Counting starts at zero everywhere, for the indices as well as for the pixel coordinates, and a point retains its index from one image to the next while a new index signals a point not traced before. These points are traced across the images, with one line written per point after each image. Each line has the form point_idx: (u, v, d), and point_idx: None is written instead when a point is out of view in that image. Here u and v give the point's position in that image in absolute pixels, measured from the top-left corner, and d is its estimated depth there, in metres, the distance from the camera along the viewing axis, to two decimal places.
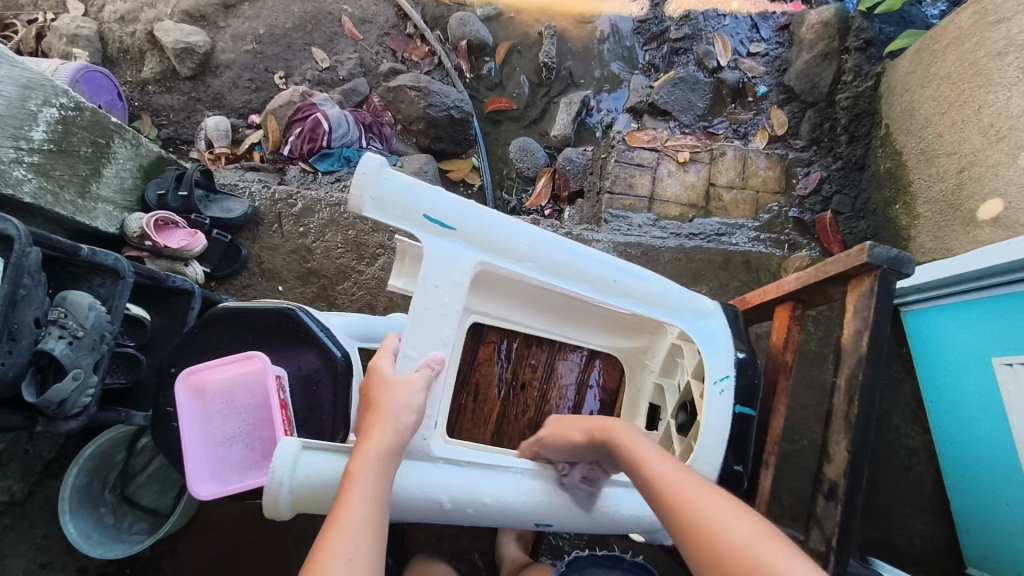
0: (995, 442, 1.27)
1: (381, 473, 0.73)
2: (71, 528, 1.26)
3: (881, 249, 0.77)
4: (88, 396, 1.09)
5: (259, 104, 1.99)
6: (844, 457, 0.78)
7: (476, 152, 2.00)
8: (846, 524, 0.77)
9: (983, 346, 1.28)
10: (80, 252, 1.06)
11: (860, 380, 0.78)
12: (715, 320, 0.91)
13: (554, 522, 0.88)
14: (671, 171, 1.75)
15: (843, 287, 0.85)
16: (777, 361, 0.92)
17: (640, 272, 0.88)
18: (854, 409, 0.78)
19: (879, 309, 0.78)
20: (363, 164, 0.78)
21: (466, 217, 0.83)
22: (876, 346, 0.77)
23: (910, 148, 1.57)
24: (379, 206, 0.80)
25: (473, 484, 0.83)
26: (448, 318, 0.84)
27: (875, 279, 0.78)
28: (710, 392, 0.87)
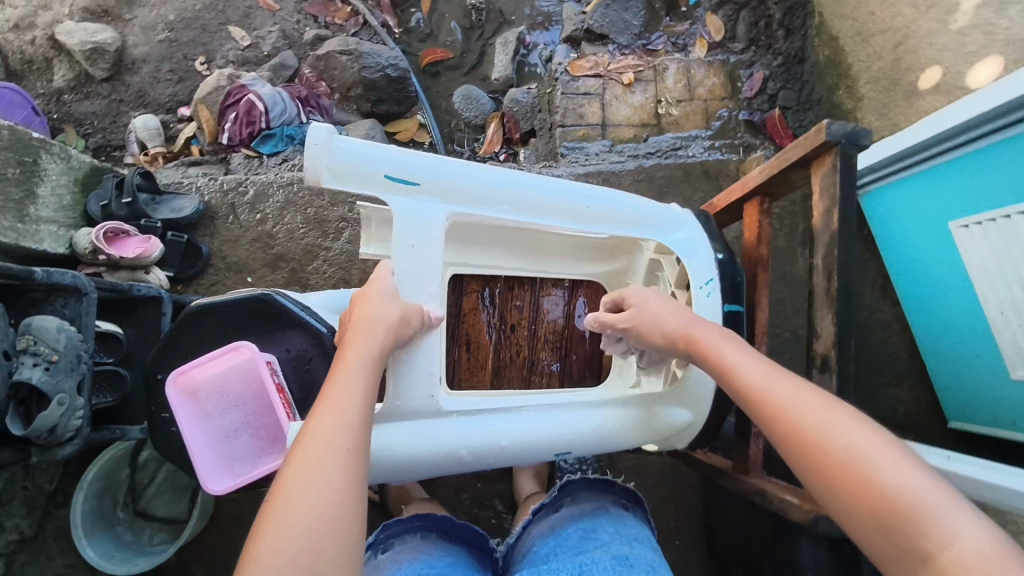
0: (962, 300, 1.34)
1: (374, 362, 0.74)
2: (90, 551, 1.26)
3: (837, 125, 0.77)
4: (79, 418, 1.07)
5: (186, 95, 1.90)
6: (831, 331, 0.81)
7: (420, 108, 1.95)
8: (842, 391, 0.81)
9: (938, 212, 1.34)
10: (33, 275, 1.01)
11: (835, 256, 0.80)
12: (692, 227, 0.94)
13: (572, 450, 0.91)
14: (618, 94, 1.74)
15: (805, 170, 0.86)
16: (753, 256, 0.94)
17: (610, 193, 0.90)
18: (833, 285, 0.80)
19: (843, 183, 0.80)
20: (312, 135, 0.75)
21: (429, 171, 0.82)
22: (846, 220, 0.79)
23: (845, 31, 1.59)
24: (336, 176, 0.78)
25: (488, 432, 0.86)
26: (432, 275, 0.85)
27: (835, 155, 0.79)
28: (698, 295, 0.91)
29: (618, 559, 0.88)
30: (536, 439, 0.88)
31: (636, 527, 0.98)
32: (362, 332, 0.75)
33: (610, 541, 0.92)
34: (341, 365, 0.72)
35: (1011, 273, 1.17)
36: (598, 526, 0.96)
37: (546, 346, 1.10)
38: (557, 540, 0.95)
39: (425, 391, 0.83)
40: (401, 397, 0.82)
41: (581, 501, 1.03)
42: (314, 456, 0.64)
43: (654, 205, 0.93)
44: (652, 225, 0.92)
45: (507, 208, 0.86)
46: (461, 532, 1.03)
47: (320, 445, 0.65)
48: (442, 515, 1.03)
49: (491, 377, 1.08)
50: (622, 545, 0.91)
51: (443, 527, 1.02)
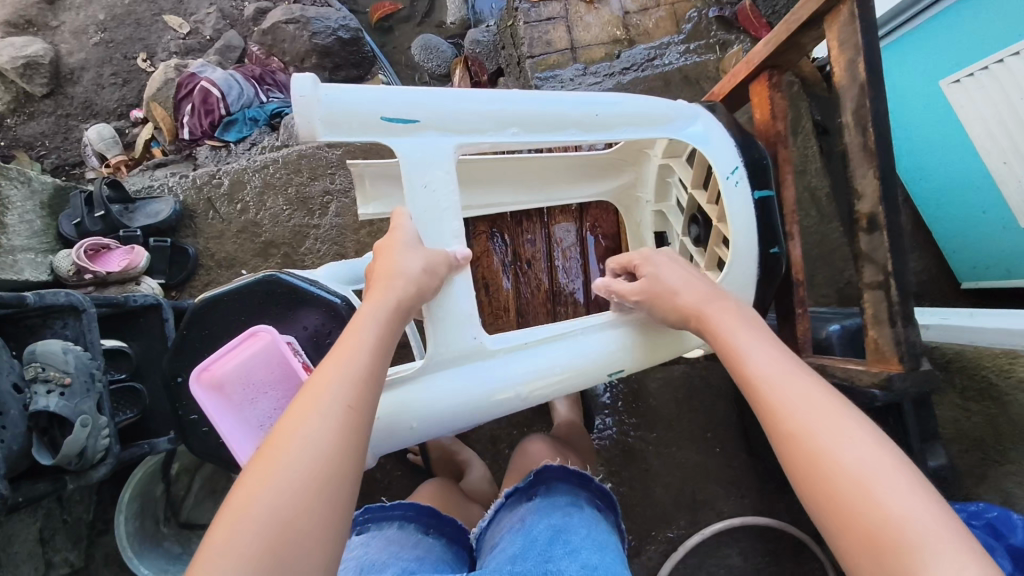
0: (965, 156, 1.32)
1: (389, 321, 0.70)
2: (144, 569, 1.23)
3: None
4: (106, 437, 1.04)
5: (135, 97, 1.81)
6: (874, 187, 0.79)
7: (380, 69, 1.87)
8: (896, 245, 0.78)
9: (932, 71, 1.31)
10: (26, 300, 0.96)
11: (868, 107, 0.77)
12: (707, 117, 0.89)
13: (624, 367, 0.89)
14: (583, 13, 1.66)
15: (816, 28, 0.83)
16: (771, 135, 0.91)
17: (618, 96, 0.84)
18: (871, 138, 0.77)
19: (865, 30, 0.76)
20: (296, 85, 0.70)
21: (426, 103, 0.76)
22: (873, 68, 0.76)
23: None
24: (331, 127, 0.72)
25: (537, 362, 0.83)
26: (451, 213, 0.81)
27: (853, 3, 0.76)
28: (726, 186, 0.85)
29: (586, 565, 0.77)
30: (585, 363, 0.85)
31: (607, 534, 0.88)
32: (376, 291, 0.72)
33: (581, 545, 0.81)
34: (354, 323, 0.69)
35: (1009, 117, 1.16)
36: (570, 528, 0.85)
37: (565, 276, 1.08)
38: (525, 534, 0.85)
39: (465, 335, 0.80)
40: (445, 342, 0.80)
41: (556, 495, 0.92)
42: (303, 411, 0.60)
43: (666, 101, 0.87)
44: (666, 122, 0.87)
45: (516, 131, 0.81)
46: (440, 524, 0.96)
47: (310, 404, 0.61)
48: (428, 506, 0.97)
49: (516, 317, 1.06)
50: (593, 552, 0.80)
51: (426, 520, 0.95)
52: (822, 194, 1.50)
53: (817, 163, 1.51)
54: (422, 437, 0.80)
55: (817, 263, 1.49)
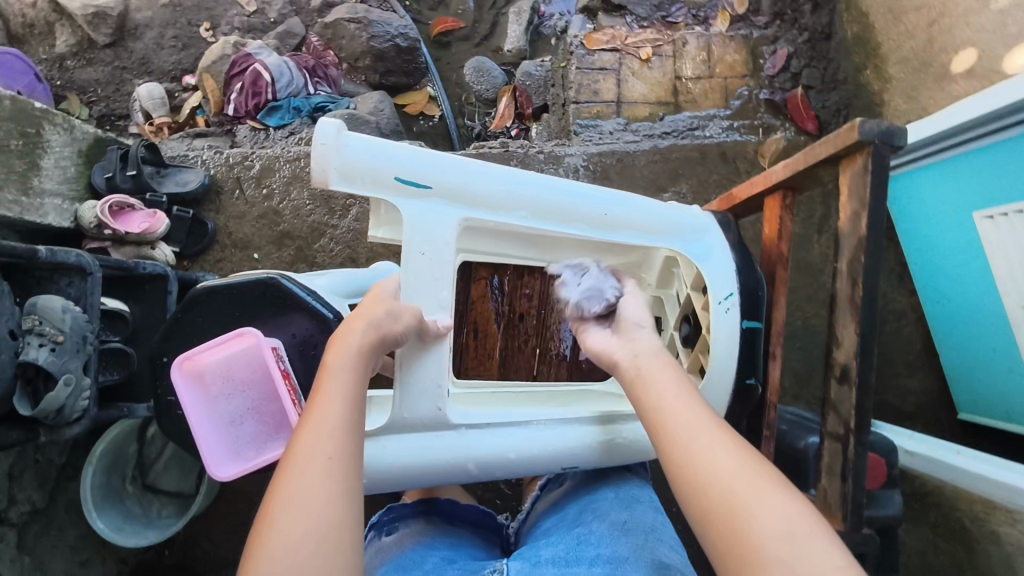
0: (983, 295, 1.29)
1: (361, 371, 0.71)
2: (101, 524, 1.26)
3: (871, 124, 0.75)
4: (85, 399, 1.06)
5: (190, 63, 1.86)
6: (853, 340, 0.80)
7: (430, 81, 1.91)
8: (861, 404, 0.79)
9: (961, 203, 1.29)
10: (37, 254, 1.00)
11: (862, 262, 0.78)
12: (714, 235, 0.93)
13: (579, 463, 0.90)
14: (635, 70, 1.68)
15: (831, 167, 0.84)
16: (773, 254, 0.93)
17: (630, 197, 0.88)
18: (858, 292, 0.78)
19: (875, 186, 0.77)
20: (320, 132, 0.75)
21: (440, 172, 0.80)
22: (875, 225, 0.77)
23: (876, 8, 1.51)
24: (344, 176, 0.77)
25: (496, 444, 0.86)
26: (444, 281, 0.84)
27: (868, 157, 0.77)
28: (716, 310, 0.90)
29: (616, 525, 0.84)
30: (545, 454, 0.88)
31: (640, 488, 0.94)
32: (343, 341, 0.72)
33: (609, 508, 0.88)
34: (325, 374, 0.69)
35: None
36: (599, 495, 0.93)
37: (557, 335, 1.12)
38: (558, 520, 0.91)
39: (431, 406, 0.83)
40: (409, 410, 0.82)
41: (580, 471, 0.99)
42: (296, 481, 0.61)
43: (679, 212, 0.91)
44: (673, 232, 0.91)
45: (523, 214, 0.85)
46: (462, 513, 0.99)
47: (302, 473, 0.61)
48: (445, 500, 0.99)
49: (498, 366, 1.11)
50: (621, 509, 0.87)
51: (447, 511, 0.98)
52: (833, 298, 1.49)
53: (835, 266, 1.50)
54: (374, 490, 0.84)
55: (814, 365, 1.48)
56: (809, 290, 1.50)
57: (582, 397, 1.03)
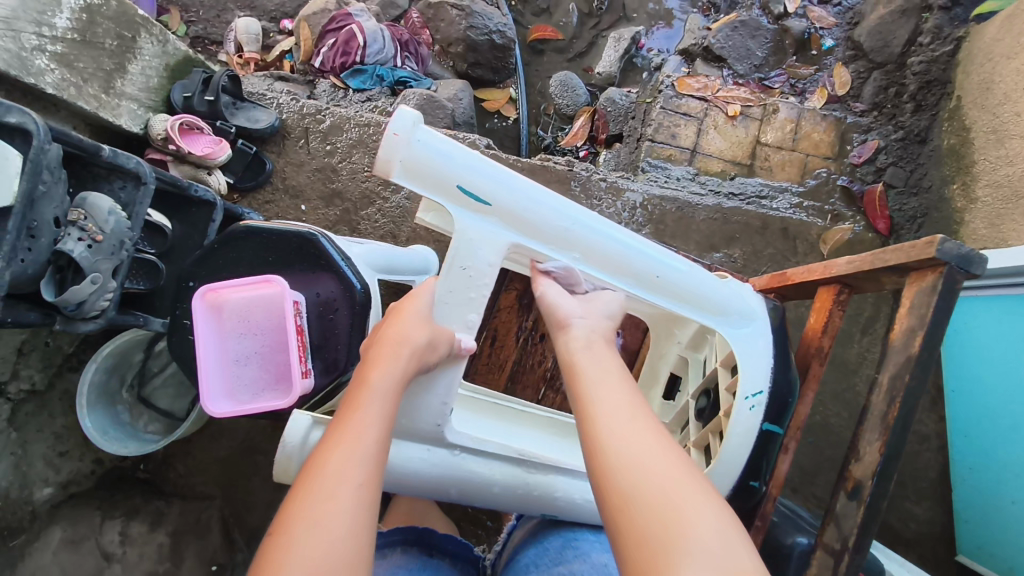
0: (1011, 442, 1.23)
1: (395, 397, 0.73)
2: (87, 422, 1.29)
3: (951, 244, 0.72)
4: (107, 300, 1.06)
5: (293, 9, 1.90)
6: (875, 458, 0.76)
7: (515, 82, 1.94)
8: (865, 526, 0.76)
9: (1014, 345, 1.23)
10: (100, 152, 1.03)
11: (905, 382, 0.75)
12: (760, 324, 0.91)
13: (558, 513, 0.90)
14: (718, 124, 1.66)
15: (897, 275, 0.80)
16: (812, 346, 0.91)
17: (684, 265, 0.87)
18: (893, 411, 0.75)
19: (939, 307, 0.74)
20: (395, 122, 0.74)
21: (502, 192, 0.79)
22: (929, 348, 0.74)
23: (980, 124, 1.44)
24: (406, 170, 0.77)
25: (485, 476, 0.84)
26: (476, 302, 0.83)
27: (939, 276, 0.74)
28: (739, 406, 0.85)
29: (598, 567, 0.84)
30: (525, 496, 0.87)
31: None
32: (383, 367, 0.74)
33: (591, 548, 0.87)
34: (359, 401, 0.72)
35: None
36: (581, 533, 0.91)
37: None
38: (539, 551, 0.90)
39: (432, 420, 0.80)
40: (408, 417, 0.80)
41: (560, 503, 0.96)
42: (322, 503, 0.63)
43: (730, 292, 0.90)
44: (719, 311, 0.89)
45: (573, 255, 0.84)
46: (443, 543, 0.97)
47: (331, 497, 0.63)
48: (424, 529, 0.98)
49: (506, 379, 1.12)
50: (604, 552, 0.86)
51: (426, 540, 0.97)
52: (860, 402, 1.44)
53: (870, 370, 1.45)
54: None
55: (822, 464, 1.43)
56: (836, 387, 1.45)
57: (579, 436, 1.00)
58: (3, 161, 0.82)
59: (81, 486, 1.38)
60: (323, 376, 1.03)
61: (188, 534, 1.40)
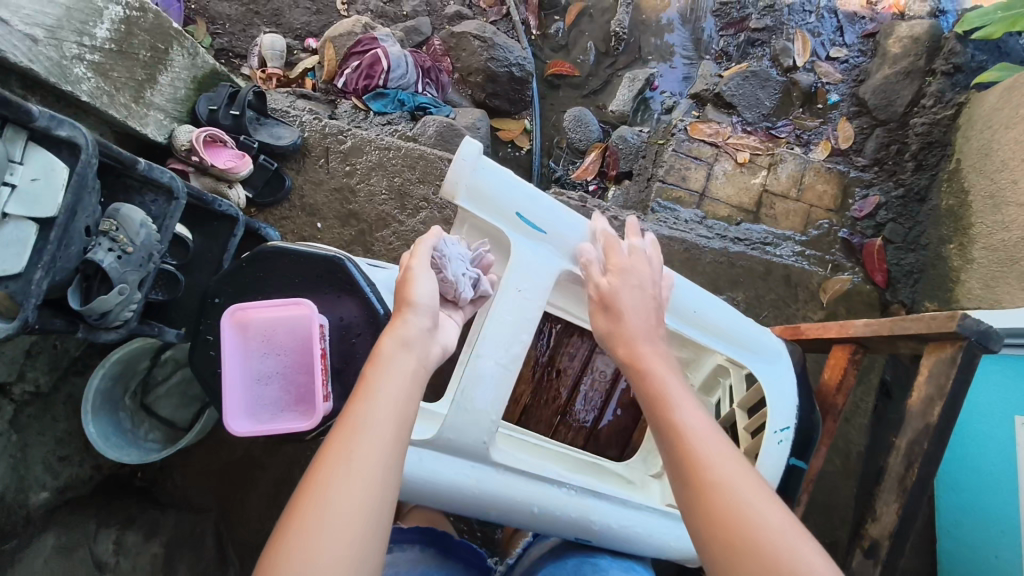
0: (993, 501, 1.26)
1: (409, 382, 0.69)
2: (92, 428, 1.27)
3: (972, 320, 0.77)
4: (130, 311, 1.07)
5: (318, 28, 1.96)
6: (893, 520, 0.83)
7: (529, 114, 1.98)
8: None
9: (1005, 405, 1.26)
10: (137, 165, 1.04)
11: (923, 448, 0.81)
12: (784, 362, 0.96)
13: (594, 538, 0.93)
14: (727, 170, 1.72)
15: (913, 344, 0.85)
16: (827, 401, 0.97)
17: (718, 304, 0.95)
18: (912, 474, 0.82)
19: (956, 378, 0.80)
20: (462, 154, 0.89)
21: (552, 220, 0.94)
22: (946, 417, 0.80)
23: (978, 189, 1.51)
24: (470, 195, 0.92)
25: (526, 495, 0.89)
26: (525, 324, 0.91)
27: (959, 350, 0.79)
28: (769, 439, 0.90)
29: None
30: (561, 516, 0.91)
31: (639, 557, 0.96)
32: (388, 352, 0.71)
33: (608, 567, 0.90)
34: (368, 380, 0.67)
35: None
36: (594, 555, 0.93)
37: (584, 399, 1.16)
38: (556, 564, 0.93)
39: (478, 436, 0.87)
40: (457, 432, 0.86)
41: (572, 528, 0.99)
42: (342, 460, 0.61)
43: (756, 330, 0.96)
44: (747, 346, 0.95)
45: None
46: (459, 550, 1.01)
47: (344, 490, 0.59)
48: (442, 533, 1.02)
49: (521, 411, 1.16)
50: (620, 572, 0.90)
51: (442, 543, 1.01)
52: (853, 450, 1.48)
53: (863, 420, 1.49)
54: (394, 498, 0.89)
55: (813, 510, 1.46)
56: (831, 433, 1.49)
57: (599, 471, 1.05)
58: (49, 172, 0.85)
59: (78, 492, 1.36)
60: (343, 401, 1.05)
61: (181, 546, 1.40)
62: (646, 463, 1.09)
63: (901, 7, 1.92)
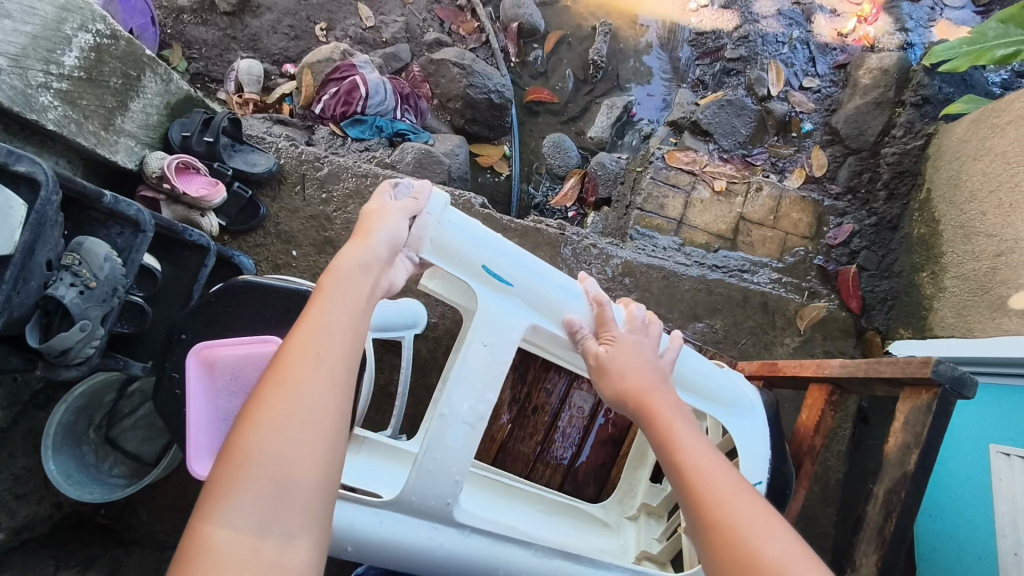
0: (971, 533, 1.25)
1: (356, 302, 0.70)
2: (52, 465, 1.22)
3: (945, 366, 0.78)
4: (93, 347, 1.03)
5: (296, 53, 1.94)
6: (870, 569, 0.83)
7: (509, 140, 1.98)
8: None
9: (980, 435, 1.26)
10: (102, 198, 1.02)
11: (901, 497, 0.82)
12: (759, 415, 0.95)
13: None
14: (704, 198, 1.73)
15: (890, 387, 0.87)
16: (804, 443, 0.97)
17: (695, 358, 0.92)
18: (890, 524, 0.82)
19: (933, 427, 0.81)
20: (428, 204, 0.82)
21: (523, 274, 0.87)
22: (923, 466, 0.81)
23: (948, 219, 1.53)
24: (435, 247, 0.84)
25: (491, 559, 0.84)
26: (492, 383, 0.82)
27: (934, 397, 0.80)
28: None
29: None
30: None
31: None
32: (338, 282, 0.70)
33: None
34: (321, 298, 0.69)
35: None
36: None
37: (562, 436, 1.16)
38: None
39: (439, 497, 0.80)
40: (417, 495, 0.80)
41: None
42: (287, 399, 0.61)
43: (731, 384, 0.94)
44: (720, 401, 0.92)
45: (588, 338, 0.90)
46: None
47: (299, 408, 0.61)
48: None
49: (498, 449, 1.14)
50: None
51: None
52: (831, 478, 1.47)
53: (841, 447, 1.49)
54: (351, 559, 0.83)
55: None
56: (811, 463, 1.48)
57: (572, 518, 1.01)
58: (9, 210, 0.81)
59: (35, 532, 1.31)
60: None
61: None
62: (622, 505, 1.07)
63: (870, 40, 1.98)
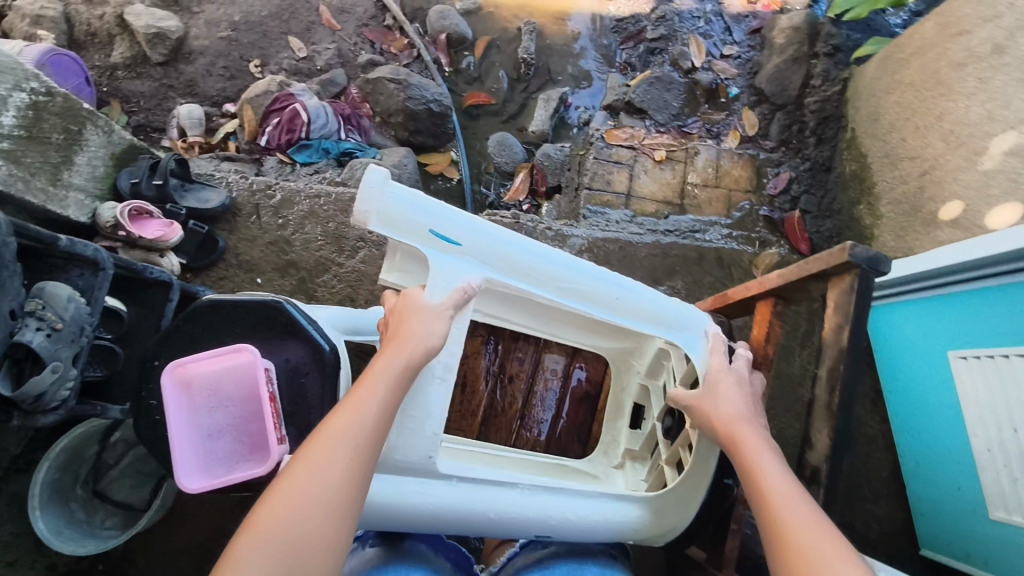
0: (943, 430, 1.32)
1: (394, 389, 0.81)
2: (41, 524, 1.21)
3: (861, 249, 0.84)
4: (67, 389, 1.04)
5: (234, 93, 1.98)
6: (826, 444, 0.89)
7: (454, 146, 2.03)
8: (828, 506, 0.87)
9: (935, 342, 1.32)
10: (57, 242, 1.03)
11: (840, 372, 0.88)
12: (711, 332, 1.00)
13: (554, 533, 0.94)
14: (647, 170, 1.81)
15: (820, 283, 0.93)
16: (757, 353, 1.02)
17: (642, 289, 0.98)
18: (835, 399, 0.88)
19: (857, 304, 0.87)
20: (369, 179, 0.87)
21: (470, 233, 0.92)
22: (855, 340, 0.87)
23: (874, 151, 1.63)
24: (383, 220, 0.89)
25: (479, 502, 0.89)
26: (456, 337, 0.93)
27: (855, 277, 0.86)
28: None
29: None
30: (520, 515, 0.91)
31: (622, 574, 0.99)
32: (385, 368, 0.82)
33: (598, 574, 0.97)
34: (367, 377, 0.81)
35: (987, 409, 1.17)
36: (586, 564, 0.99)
37: (541, 399, 1.19)
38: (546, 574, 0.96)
39: (422, 452, 0.87)
40: (399, 451, 0.86)
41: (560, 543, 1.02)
42: (319, 454, 0.72)
43: (679, 308, 0.99)
44: (671, 324, 0.99)
45: (545, 284, 0.96)
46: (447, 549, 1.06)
47: (324, 464, 0.72)
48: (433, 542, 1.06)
49: (479, 424, 1.17)
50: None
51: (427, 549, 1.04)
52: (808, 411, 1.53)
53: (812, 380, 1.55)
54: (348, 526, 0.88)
55: None
56: (787, 401, 1.54)
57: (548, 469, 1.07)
58: None
59: None
60: (298, 442, 1.04)
61: None
62: (607, 457, 1.15)
63: (778, 3, 2.09)
